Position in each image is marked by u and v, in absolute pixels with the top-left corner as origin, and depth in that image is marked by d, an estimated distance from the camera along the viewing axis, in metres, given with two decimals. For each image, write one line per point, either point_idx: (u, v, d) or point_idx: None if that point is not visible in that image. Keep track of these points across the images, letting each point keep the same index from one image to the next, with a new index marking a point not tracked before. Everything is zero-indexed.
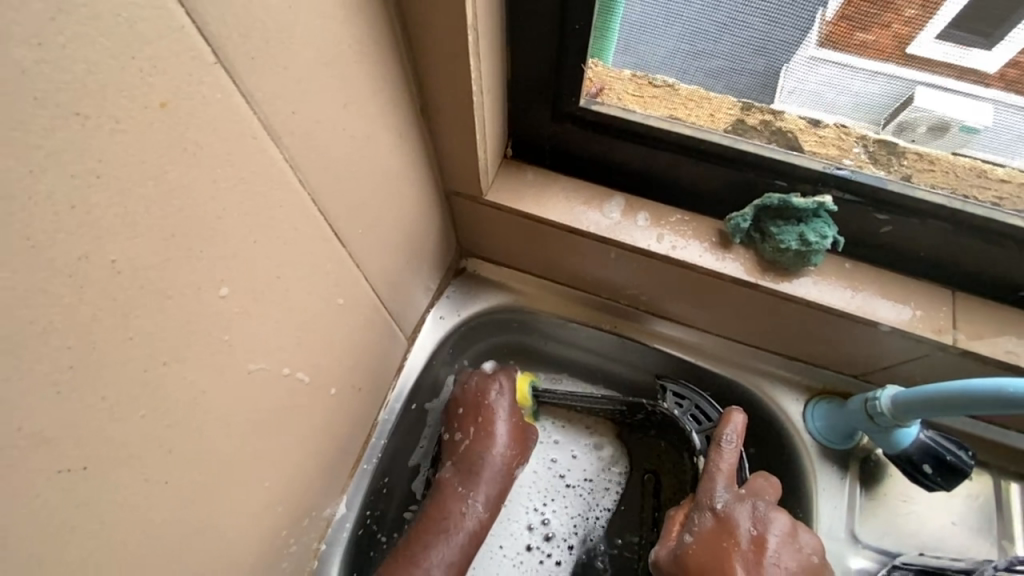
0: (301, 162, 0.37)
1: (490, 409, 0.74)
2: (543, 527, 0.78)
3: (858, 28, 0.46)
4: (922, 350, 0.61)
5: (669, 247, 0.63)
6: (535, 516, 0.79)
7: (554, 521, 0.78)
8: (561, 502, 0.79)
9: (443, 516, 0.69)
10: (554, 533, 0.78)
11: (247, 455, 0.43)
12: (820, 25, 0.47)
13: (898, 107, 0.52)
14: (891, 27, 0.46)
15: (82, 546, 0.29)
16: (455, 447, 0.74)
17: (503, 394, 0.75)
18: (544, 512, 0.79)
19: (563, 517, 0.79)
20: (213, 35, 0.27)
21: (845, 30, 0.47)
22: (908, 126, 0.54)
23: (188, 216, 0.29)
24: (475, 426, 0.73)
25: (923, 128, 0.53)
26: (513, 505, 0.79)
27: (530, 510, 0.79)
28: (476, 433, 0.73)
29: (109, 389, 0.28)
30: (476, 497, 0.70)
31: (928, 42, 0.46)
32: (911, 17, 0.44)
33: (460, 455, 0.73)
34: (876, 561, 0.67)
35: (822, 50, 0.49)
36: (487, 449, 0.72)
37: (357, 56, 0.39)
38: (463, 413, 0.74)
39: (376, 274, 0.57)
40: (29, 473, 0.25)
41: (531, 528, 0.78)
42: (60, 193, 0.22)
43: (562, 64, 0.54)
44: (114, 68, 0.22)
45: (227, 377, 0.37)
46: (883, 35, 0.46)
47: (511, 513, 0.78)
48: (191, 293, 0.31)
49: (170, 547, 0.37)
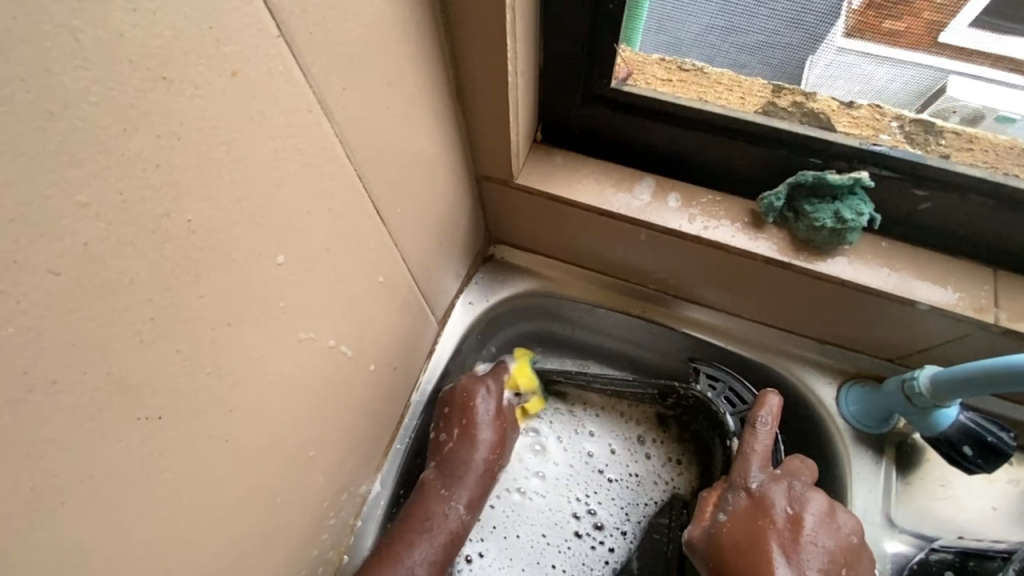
0: (349, 138, 0.39)
1: (475, 412, 0.72)
2: (591, 516, 0.80)
3: (887, 16, 0.48)
4: (962, 330, 0.60)
5: (700, 228, 0.63)
6: (579, 505, 0.80)
7: (602, 511, 0.80)
8: (606, 493, 0.81)
9: (426, 515, 0.67)
10: (603, 522, 0.79)
11: (296, 422, 0.45)
12: (847, 14, 0.49)
13: (931, 96, 0.53)
14: (921, 15, 0.47)
15: (155, 492, 0.31)
16: (439, 447, 0.71)
17: (489, 396, 0.73)
18: (588, 502, 0.80)
19: (611, 508, 0.80)
20: (278, 9, 0.28)
21: (873, 18, 0.48)
22: (942, 116, 0.54)
23: (252, 182, 0.30)
24: (459, 427, 0.71)
25: (956, 119, 0.54)
26: (551, 496, 0.80)
27: (574, 500, 0.80)
28: (460, 433, 0.71)
29: (183, 343, 0.29)
30: (457, 500, 0.69)
31: (963, 29, 0.47)
32: (941, 5, 0.46)
33: (443, 456, 0.71)
34: (913, 545, 0.65)
35: (849, 41, 0.51)
36: (468, 452, 0.70)
37: (401, 34, 0.40)
38: (448, 412, 0.72)
39: (412, 254, 0.58)
40: (114, 417, 0.27)
41: (577, 517, 0.80)
42: (147, 152, 0.24)
43: (596, 43, 0.54)
44: (194, 35, 0.24)
45: (281, 343, 0.39)
46: (914, 23, 0.47)
47: (548, 502, 0.80)
48: (252, 257, 0.33)
49: (227, 502, 0.39)
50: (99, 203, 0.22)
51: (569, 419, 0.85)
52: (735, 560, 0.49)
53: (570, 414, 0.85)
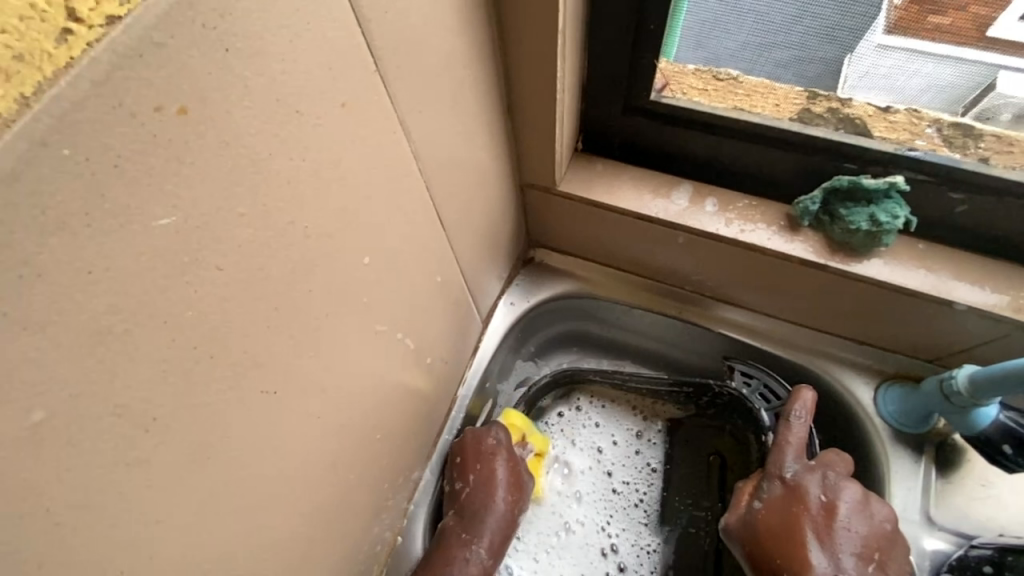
0: (422, 153, 0.44)
1: (488, 458, 0.72)
2: (615, 556, 0.80)
3: (931, 13, 0.49)
4: (1001, 330, 0.61)
5: (737, 231, 0.66)
6: (605, 539, 0.81)
7: (623, 548, 0.81)
8: (623, 520, 0.82)
9: (448, 561, 0.66)
10: (626, 563, 0.80)
11: (369, 406, 0.50)
12: (888, 11, 0.51)
13: (979, 93, 0.55)
14: (968, 9, 0.48)
15: (266, 457, 0.37)
16: (455, 496, 0.71)
17: (499, 443, 0.73)
18: (611, 534, 0.82)
19: (630, 545, 0.81)
20: (377, 50, 0.34)
21: (916, 14, 0.50)
22: (990, 114, 0.56)
23: (350, 192, 0.36)
24: (475, 474, 0.71)
25: (1007, 115, 0.55)
26: (587, 525, 0.82)
27: (600, 532, 0.82)
28: (476, 480, 0.71)
29: (295, 330, 0.35)
30: (479, 544, 0.69)
31: (1009, 23, 0.48)
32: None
33: (462, 503, 0.70)
34: (953, 543, 0.66)
35: (890, 36, 0.52)
36: (487, 497, 0.71)
37: (465, 60, 0.46)
38: (462, 461, 0.72)
39: (464, 256, 0.63)
40: (246, 389, 0.32)
41: (605, 554, 0.80)
42: (283, 171, 0.29)
43: (637, 60, 0.59)
44: (319, 75, 0.29)
45: (363, 333, 0.44)
46: (960, 17, 0.49)
47: (585, 534, 0.81)
48: (347, 257, 0.38)
49: (314, 473, 0.44)
50: (250, 213, 0.28)
51: (584, 409, 0.89)
52: (771, 545, 0.53)
53: (581, 410, 0.89)
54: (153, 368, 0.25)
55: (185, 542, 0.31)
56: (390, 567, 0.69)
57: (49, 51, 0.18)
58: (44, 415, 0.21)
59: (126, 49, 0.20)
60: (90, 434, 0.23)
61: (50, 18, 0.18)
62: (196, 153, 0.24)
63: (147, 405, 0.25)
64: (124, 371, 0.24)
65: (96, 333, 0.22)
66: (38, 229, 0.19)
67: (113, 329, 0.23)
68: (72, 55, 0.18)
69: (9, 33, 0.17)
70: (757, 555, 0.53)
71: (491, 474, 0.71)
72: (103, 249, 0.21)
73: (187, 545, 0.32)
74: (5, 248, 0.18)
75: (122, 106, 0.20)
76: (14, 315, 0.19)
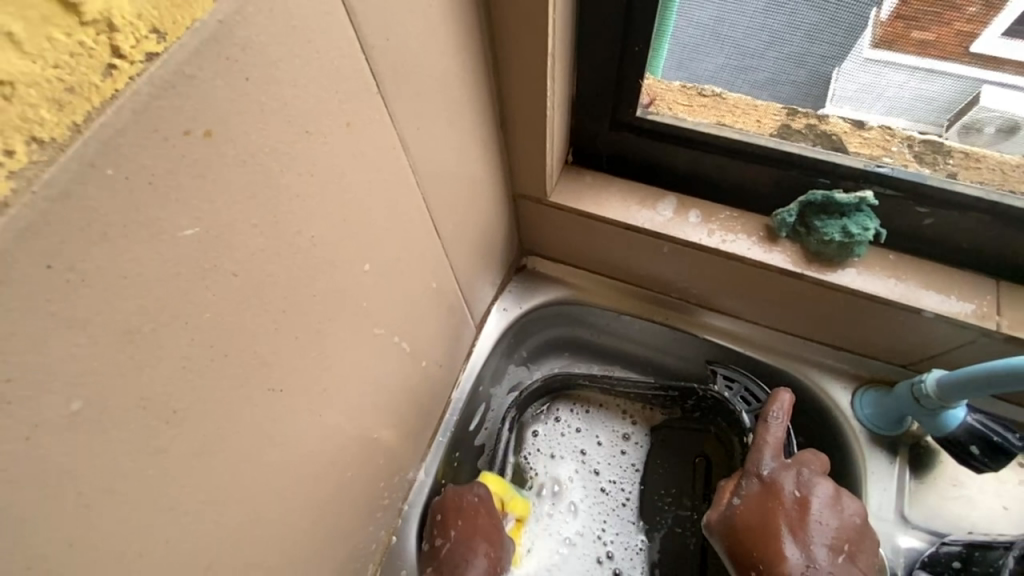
0: (419, 167, 0.47)
1: (470, 513, 0.72)
2: (611, 562, 0.82)
3: (916, 28, 0.51)
4: (967, 337, 0.65)
5: (719, 241, 0.69)
6: (601, 548, 0.83)
7: (618, 554, 0.82)
8: (616, 523, 0.84)
9: None
10: (620, 568, 0.82)
11: (366, 405, 0.52)
12: (875, 26, 0.52)
13: (963, 109, 0.57)
14: (952, 25, 0.50)
15: (270, 452, 0.39)
16: (435, 553, 0.70)
17: (480, 499, 0.74)
18: (607, 542, 0.83)
19: (626, 550, 0.83)
20: (379, 74, 0.37)
21: (901, 29, 0.52)
22: (975, 127, 0.58)
23: (352, 204, 0.38)
24: (456, 530, 0.71)
25: (991, 129, 0.58)
26: (585, 535, 0.83)
27: (597, 540, 0.83)
28: (457, 536, 0.71)
29: (300, 332, 0.37)
30: None
31: (994, 39, 0.50)
32: (974, 15, 0.48)
33: (442, 560, 0.70)
34: (927, 541, 0.69)
35: (876, 52, 0.54)
36: (468, 553, 0.70)
37: (460, 80, 0.49)
38: (443, 518, 0.71)
39: (459, 263, 0.66)
40: (255, 386, 0.35)
41: (601, 561, 0.82)
42: (293, 185, 0.32)
43: (623, 79, 0.62)
44: (326, 98, 0.32)
45: (361, 336, 0.47)
46: (945, 33, 0.50)
47: (583, 544, 0.83)
48: (348, 264, 0.41)
49: (314, 469, 0.46)
50: (263, 224, 0.31)
51: (571, 414, 0.91)
52: (747, 539, 0.55)
53: (572, 413, 0.91)
54: (174, 364, 0.28)
55: (196, 529, 0.33)
56: (385, 565, 0.71)
57: (96, 84, 0.21)
58: (80, 405, 0.24)
59: (161, 81, 0.22)
60: (117, 423, 0.26)
61: (98, 55, 0.20)
62: (217, 170, 0.26)
63: (167, 398, 0.28)
64: (148, 367, 0.26)
65: (128, 331, 0.25)
66: (84, 238, 0.22)
67: (142, 328, 0.25)
68: (116, 87, 0.21)
69: (62, 68, 0.19)
70: (736, 549, 0.56)
71: (472, 529, 0.72)
72: (136, 257, 0.24)
73: (197, 532, 0.34)
74: (58, 256, 0.21)
75: (157, 131, 0.23)
76: (60, 315, 0.22)
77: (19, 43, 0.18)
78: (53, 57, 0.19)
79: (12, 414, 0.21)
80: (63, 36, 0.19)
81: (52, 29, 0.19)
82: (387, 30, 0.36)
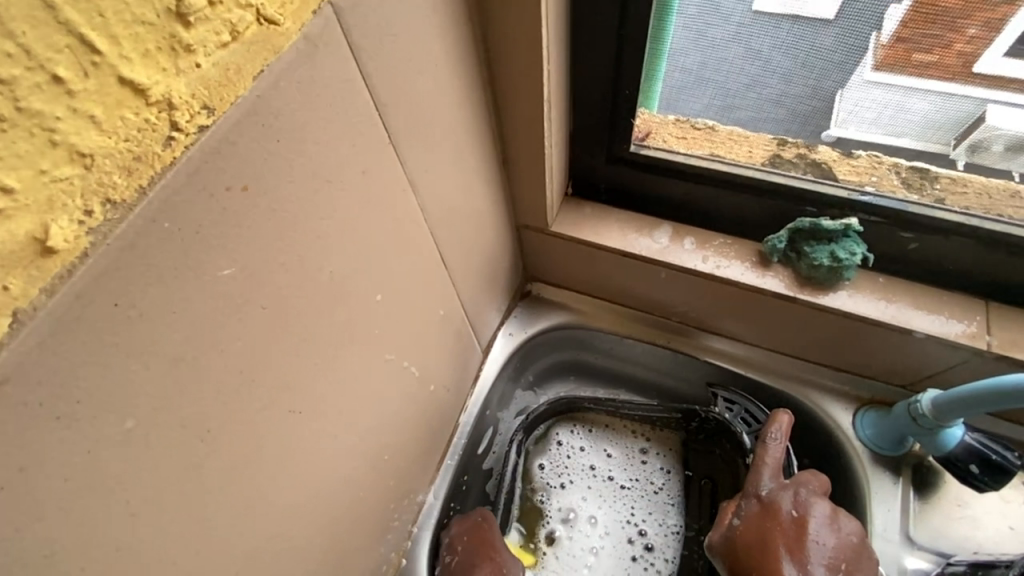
0: (427, 205, 0.51)
1: (474, 527, 0.76)
2: (642, 538, 0.85)
3: (916, 50, 0.53)
4: (960, 356, 0.67)
5: (713, 266, 0.72)
6: (632, 528, 0.86)
7: (651, 531, 0.86)
8: (645, 506, 0.87)
9: None
10: (653, 544, 0.85)
11: (378, 426, 0.55)
12: (875, 49, 0.54)
13: (968, 128, 0.58)
14: (953, 46, 0.51)
15: (290, 470, 0.42)
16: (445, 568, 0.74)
17: (483, 519, 0.77)
18: (637, 523, 0.86)
19: (657, 527, 0.86)
20: (392, 126, 0.41)
21: (902, 52, 0.53)
22: (982, 146, 0.60)
23: (366, 243, 0.43)
24: (462, 545, 0.75)
25: (999, 147, 0.59)
26: (611, 523, 0.86)
27: (626, 523, 0.86)
28: (463, 550, 0.74)
29: (318, 358, 0.41)
30: None
31: (997, 59, 0.51)
32: (974, 36, 0.50)
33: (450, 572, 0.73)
34: (932, 561, 0.69)
35: (879, 73, 0.56)
36: (475, 565, 0.73)
37: (465, 125, 0.53)
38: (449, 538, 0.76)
39: (465, 290, 0.69)
40: (277, 409, 0.38)
41: (632, 540, 0.85)
42: (315, 229, 0.36)
43: (617, 118, 0.66)
44: (345, 151, 0.37)
45: (374, 362, 0.50)
46: (946, 54, 0.52)
47: (612, 531, 0.86)
48: (362, 297, 0.44)
49: (329, 487, 0.49)
50: (289, 263, 0.35)
51: (575, 433, 0.93)
52: (747, 557, 0.57)
53: (581, 433, 0.93)
54: (210, 389, 0.31)
55: (221, 541, 0.36)
56: None
57: (158, 152, 0.25)
58: (133, 423, 0.27)
59: (210, 147, 0.27)
60: (162, 440, 0.29)
61: (160, 129, 0.25)
62: (252, 218, 0.31)
63: (203, 418, 0.32)
64: (189, 391, 0.30)
65: (173, 359, 0.28)
66: (144, 281, 0.26)
67: (186, 357, 0.29)
68: (174, 155, 0.26)
69: (130, 141, 0.24)
70: (737, 569, 0.58)
71: (478, 542, 0.75)
72: (184, 294, 0.28)
73: (221, 545, 0.37)
74: (123, 295, 0.25)
75: (205, 189, 0.27)
76: (121, 344, 0.25)
77: (99, 123, 0.22)
78: (123, 133, 0.23)
79: (79, 430, 0.25)
80: (133, 115, 0.23)
81: (124, 110, 0.23)
82: (398, 88, 0.40)
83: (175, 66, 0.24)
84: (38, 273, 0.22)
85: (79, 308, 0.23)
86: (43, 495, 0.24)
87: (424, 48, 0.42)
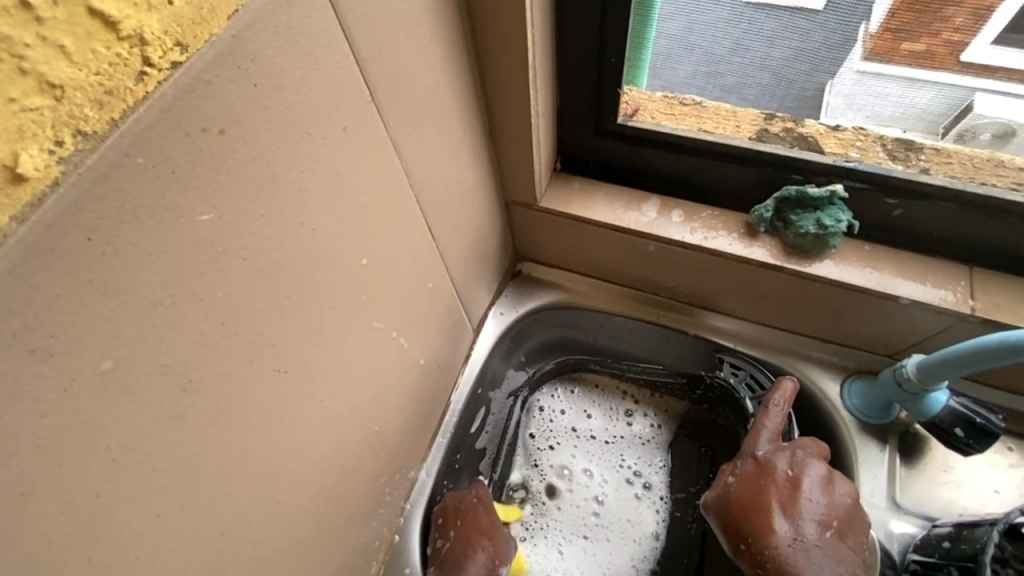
0: (412, 170, 0.51)
1: (467, 512, 0.75)
2: (640, 479, 0.88)
3: (901, 39, 0.54)
4: (945, 322, 0.67)
5: (701, 238, 0.72)
6: (628, 471, 0.89)
7: (647, 471, 0.89)
8: (633, 448, 0.90)
9: None
10: (651, 483, 0.88)
11: (367, 395, 0.55)
12: (865, 38, 0.56)
13: (957, 116, 0.59)
14: (941, 35, 0.52)
15: (276, 432, 0.42)
16: (437, 553, 0.73)
17: (478, 500, 0.77)
18: (632, 466, 0.89)
19: (653, 466, 0.89)
20: (373, 84, 0.41)
21: (890, 41, 0.55)
22: (971, 134, 0.61)
23: (348, 203, 0.42)
24: (455, 530, 0.73)
25: (987, 135, 0.60)
26: (605, 468, 0.89)
27: (620, 467, 0.89)
28: (456, 536, 0.73)
29: (302, 319, 0.41)
30: None
31: (985, 47, 0.52)
32: (961, 25, 0.51)
33: (443, 558, 0.72)
34: (919, 525, 0.71)
35: (866, 63, 0.57)
36: (468, 553, 0.72)
37: (450, 90, 0.53)
38: (441, 521, 0.74)
39: (454, 263, 0.69)
40: (260, 366, 0.38)
41: (630, 481, 0.88)
42: (295, 184, 0.36)
43: (602, 90, 0.66)
44: (325, 105, 0.36)
45: (361, 329, 0.50)
46: (934, 42, 0.53)
47: (606, 477, 0.88)
48: (345, 260, 0.44)
49: (318, 454, 0.49)
50: (269, 215, 0.34)
51: (555, 397, 0.93)
52: (739, 514, 0.57)
53: (570, 393, 0.94)
54: (191, 339, 0.31)
55: (205, 499, 0.36)
56: (388, 563, 0.73)
57: (131, 87, 0.24)
58: (111, 364, 0.27)
59: (185, 84, 0.26)
60: (141, 385, 0.29)
61: (133, 65, 0.24)
62: (231, 164, 0.31)
63: (184, 368, 0.31)
64: (168, 336, 0.30)
65: (151, 303, 0.28)
66: (118, 217, 0.25)
67: (164, 301, 0.29)
68: (146, 89, 0.25)
69: (102, 75, 0.23)
70: (729, 525, 0.58)
71: (472, 529, 0.74)
72: (161, 236, 0.28)
73: (206, 503, 0.37)
74: (97, 230, 0.25)
75: (179, 126, 0.27)
76: (96, 282, 0.25)
77: (68, 54, 0.22)
78: (94, 66, 0.23)
79: (54, 366, 0.25)
80: (104, 49, 0.23)
81: (95, 42, 0.23)
82: (380, 45, 0.40)
83: (146, 2, 0.24)
84: (8, 200, 0.21)
85: (51, 238, 0.23)
86: (19, 430, 0.24)
87: (404, 6, 0.41)
